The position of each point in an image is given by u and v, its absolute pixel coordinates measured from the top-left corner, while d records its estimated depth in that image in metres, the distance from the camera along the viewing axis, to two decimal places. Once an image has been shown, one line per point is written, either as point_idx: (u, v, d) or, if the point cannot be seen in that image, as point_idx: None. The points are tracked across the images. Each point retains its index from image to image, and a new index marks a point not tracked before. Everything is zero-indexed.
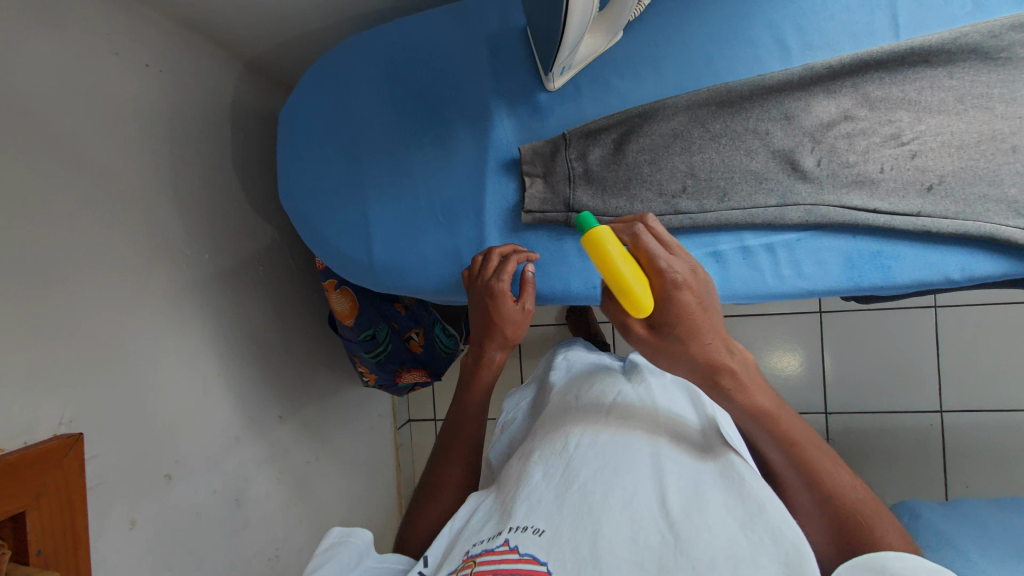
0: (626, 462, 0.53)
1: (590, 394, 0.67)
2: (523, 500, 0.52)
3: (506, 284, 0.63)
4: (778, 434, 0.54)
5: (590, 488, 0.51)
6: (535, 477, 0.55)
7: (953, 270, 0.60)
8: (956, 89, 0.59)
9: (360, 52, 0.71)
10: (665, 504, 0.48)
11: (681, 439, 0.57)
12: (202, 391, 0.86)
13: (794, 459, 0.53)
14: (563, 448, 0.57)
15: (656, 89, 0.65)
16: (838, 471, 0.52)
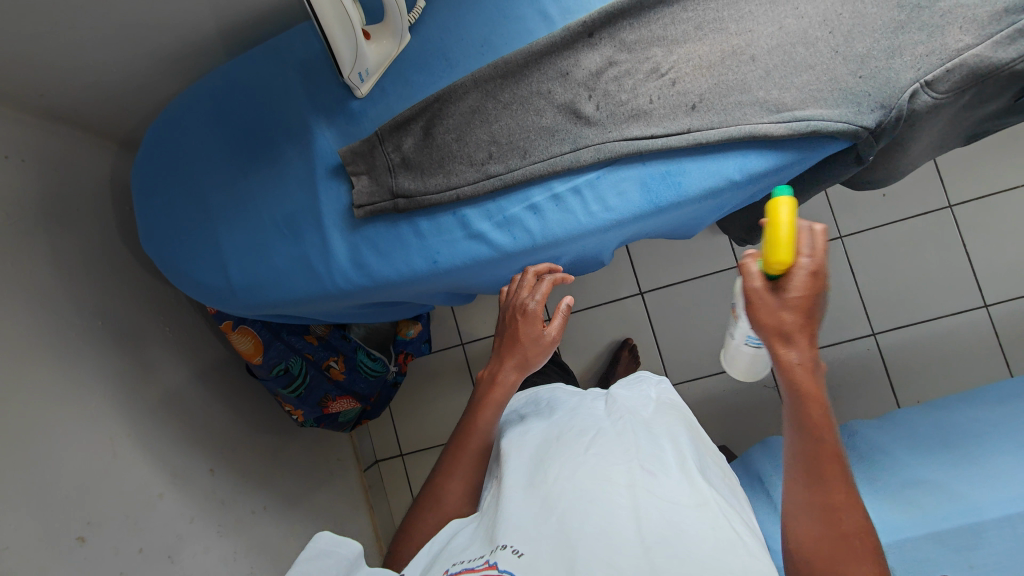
0: (607, 491, 0.57)
1: (572, 433, 0.67)
2: (508, 526, 0.56)
3: (535, 304, 0.72)
4: (800, 419, 0.57)
5: (569, 520, 0.54)
6: (522, 505, 0.59)
7: (734, 173, 0.66)
8: (693, 20, 0.67)
9: (194, 104, 0.79)
10: (641, 531, 0.52)
11: (657, 462, 0.61)
12: (112, 453, 0.88)
13: (805, 451, 0.56)
14: (547, 482, 0.60)
15: (450, 76, 0.72)
16: (836, 481, 0.55)
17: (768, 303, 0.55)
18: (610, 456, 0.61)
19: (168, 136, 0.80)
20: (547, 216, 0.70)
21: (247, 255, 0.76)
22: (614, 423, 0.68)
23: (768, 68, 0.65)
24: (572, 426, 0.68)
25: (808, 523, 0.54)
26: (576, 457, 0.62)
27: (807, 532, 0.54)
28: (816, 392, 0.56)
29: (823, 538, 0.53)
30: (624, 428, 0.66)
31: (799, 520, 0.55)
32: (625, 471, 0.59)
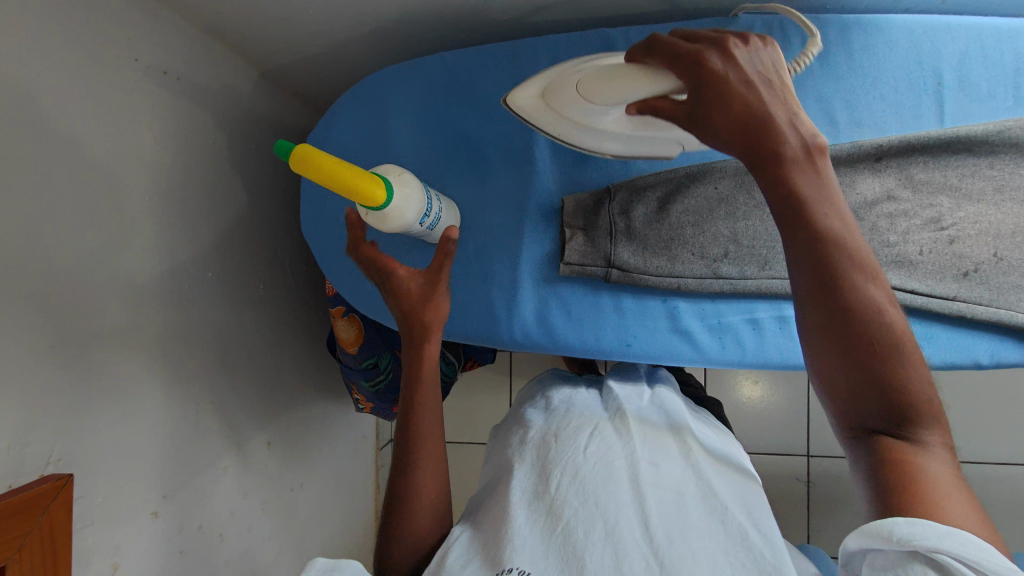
0: (609, 488, 0.52)
1: (568, 424, 0.61)
2: (515, 543, 0.50)
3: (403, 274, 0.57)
4: (829, 287, 0.43)
5: (575, 531, 0.50)
6: (518, 520, 0.52)
7: (982, 355, 0.61)
8: (996, 180, 0.61)
9: (400, 83, 0.69)
10: (648, 530, 0.49)
11: (662, 456, 0.57)
12: (195, 422, 0.80)
13: (839, 326, 0.43)
14: (549, 490, 0.54)
15: (706, 151, 0.65)
16: (873, 299, 0.42)
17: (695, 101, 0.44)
18: (616, 448, 0.57)
19: (361, 107, 0.70)
20: (764, 335, 0.63)
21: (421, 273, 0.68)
22: (615, 416, 0.62)
23: None
24: (569, 415, 0.63)
25: (845, 369, 0.43)
26: (574, 456, 0.56)
27: (840, 381, 0.43)
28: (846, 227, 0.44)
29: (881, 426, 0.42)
30: (625, 424, 0.60)
31: (837, 411, 0.44)
32: (626, 462, 0.55)
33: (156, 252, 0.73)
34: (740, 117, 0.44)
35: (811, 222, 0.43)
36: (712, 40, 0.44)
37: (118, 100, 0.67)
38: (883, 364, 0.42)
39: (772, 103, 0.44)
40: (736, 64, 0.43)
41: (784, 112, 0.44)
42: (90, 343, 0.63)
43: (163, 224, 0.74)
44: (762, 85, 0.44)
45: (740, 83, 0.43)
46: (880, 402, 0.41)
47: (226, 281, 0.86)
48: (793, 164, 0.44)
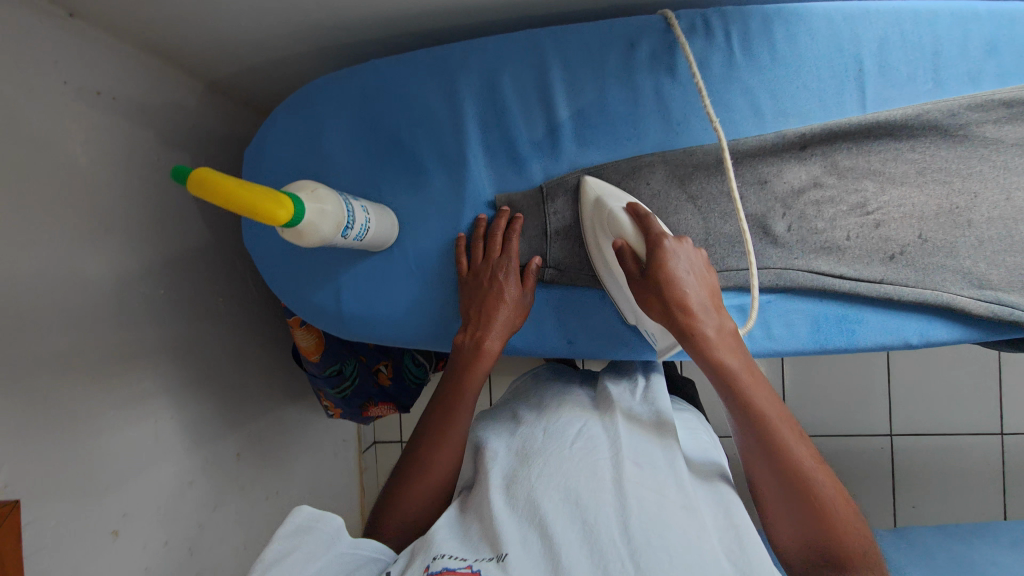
0: (592, 485, 0.54)
1: (556, 420, 0.65)
2: (498, 528, 0.53)
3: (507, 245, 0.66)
4: (768, 443, 0.53)
5: (551, 522, 0.52)
6: (499, 505, 0.55)
7: (912, 335, 0.62)
8: (918, 162, 0.62)
9: (332, 93, 0.69)
10: (626, 528, 0.50)
11: (645, 458, 0.59)
12: (153, 439, 0.80)
13: (779, 474, 0.52)
14: (529, 479, 0.57)
15: (636, 145, 0.65)
16: (801, 451, 0.53)
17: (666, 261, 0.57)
18: (602, 449, 0.59)
19: (295, 119, 0.70)
20: None
21: (364, 280, 0.69)
22: (602, 417, 0.65)
23: (982, 238, 0.61)
24: (558, 412, 0.66)
25: (796, 522, 0.52)
26: (559, 453, 0.59)
27: (791, 529, 0.52)
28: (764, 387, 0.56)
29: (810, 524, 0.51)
30: (612, 424, 0.63)
31: (789, 549, 0.53)
32: (611, 463, 0.57)
33: (101, 272, 0.73)
34: (673, 313, 0.57)
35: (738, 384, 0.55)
36: (659, 245, 0.58)
37: (51, 125, 0.67)
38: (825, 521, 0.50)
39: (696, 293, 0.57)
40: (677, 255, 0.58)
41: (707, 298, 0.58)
42: (32, 369, 0.63)
43: (107, 245, 0.74)
44: (698, 287, 0.57)
45: (676, 277, 0.57)
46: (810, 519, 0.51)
47: (179, 297, 0.86)
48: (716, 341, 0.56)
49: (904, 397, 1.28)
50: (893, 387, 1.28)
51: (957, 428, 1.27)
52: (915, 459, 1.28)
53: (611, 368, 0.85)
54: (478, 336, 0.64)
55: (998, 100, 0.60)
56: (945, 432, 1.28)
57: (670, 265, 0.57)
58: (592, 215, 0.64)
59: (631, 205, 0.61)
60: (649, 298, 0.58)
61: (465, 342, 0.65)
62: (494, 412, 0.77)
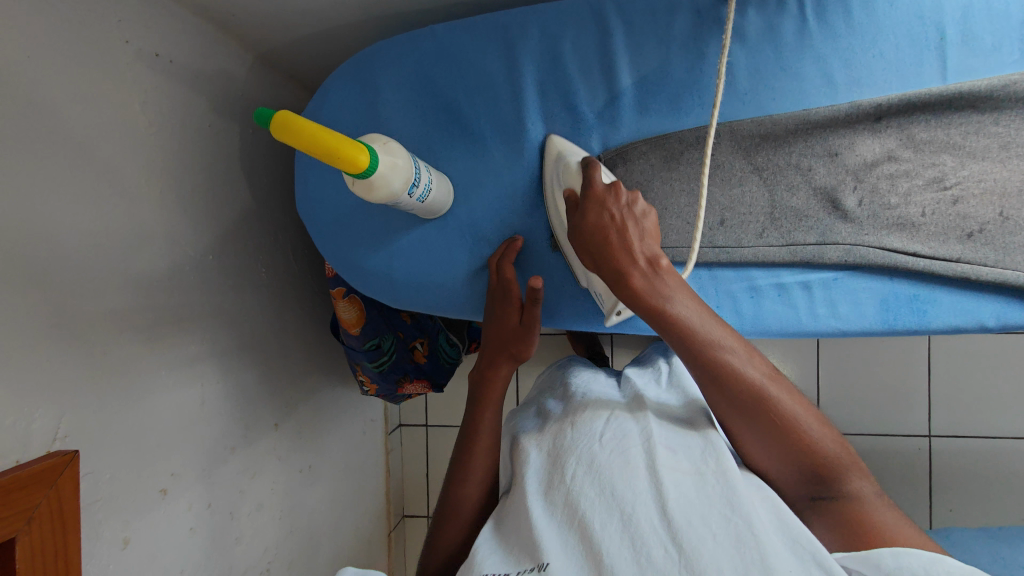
0: (625, 476, 0.53)
1: (583, 415, 0.62)
2: (539, 533, 0.52)
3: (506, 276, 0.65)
4: (721, 384, 0.54)
5: (591, 526, 0.50)
6: (538, 512, 0.54)
7: (988, 318, 0.59)
8: (1001, 137, 0.59)
9: (391, 57, 0.68)
10: (667, 519, 0.49)
11: (679, 443, 0.58)
12: (199, 403, 0.81)
13: (741, 409, 0.53)
14: (565, 481, 0.55)
15: (700, 115, 0.64)
16: (752, 375, 0.53)
17: (597, 215, 0.57)
18: (632, 435, 0.58)
19: (351, 83, 0.69)
20: (765, 301, 0.62)
21: (417, 248, 0.68)
22: (633, 409, 0.63)
23: None
24: (582, 405, 0.64)
25: (772, 449, 0.54)
26: (590, 446, 0.57)
27: (767, 454, 0.55)
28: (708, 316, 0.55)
29: (786, 450, 0.53)
30: (643, 414, 0.61)
31: (772, 472, 0.56)
32: (643, 449, 0.56)
33: (156, 233, 0.73)
34: (609, 263, 0.56)
35: (681, 327, 0.53)
36: (596, 194, 0.57)
37: (113, 85, 0.67)
38: (790, 437, 0.52)
39: (634, 232, 0.56)
40: (609, 199, 0.57)
41: (644, 236, 0.56)
42: (91, 324, 0.64)
43: (161, 207, 0.74)
44: (636, 231, 0.56)
45: (606, 223, 0.56)
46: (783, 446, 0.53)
47: (225, 264, 0.87)
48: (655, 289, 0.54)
49: (950, 396, 1.24)
50: (937, 385, 1.24)
51: (1005, 431, 1.23)
52: (959, 461, 1.24)
53: (636, 362, 0.85)
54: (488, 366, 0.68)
55: None
56: (992, 435, 1.23)
57: (603, 214, 0.56)
58: (555, 167, 0.64)
59: (585, 157, 0.61)
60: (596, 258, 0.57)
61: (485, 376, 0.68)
62: (524, 409, 0.76)
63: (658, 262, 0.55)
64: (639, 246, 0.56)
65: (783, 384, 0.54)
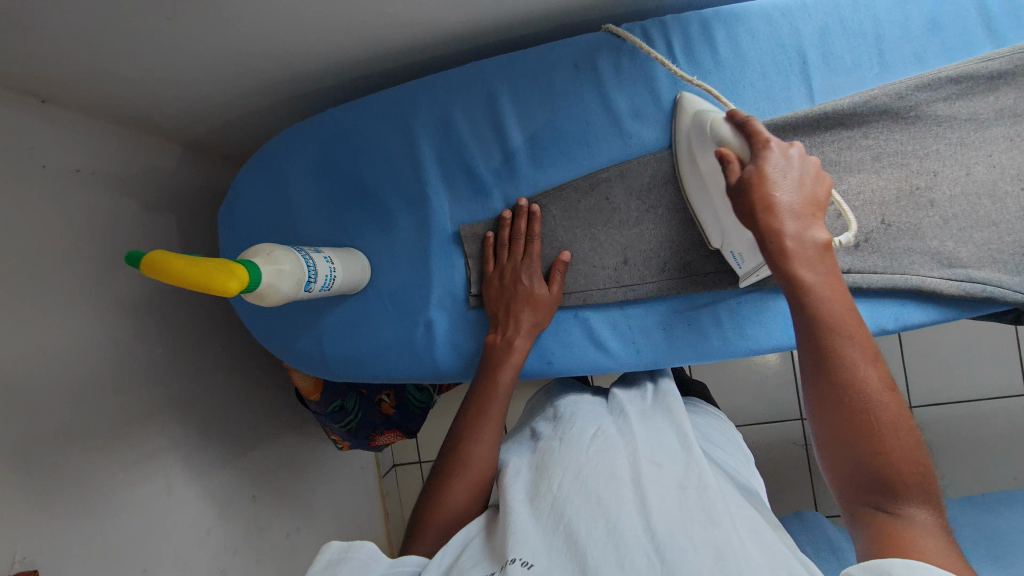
0: (609, 481, 0.52)
1: (572, 429, 0.61)
2: (519, 535, 0.50)
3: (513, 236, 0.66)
4: (829, 360, 0.47)
5: (576, 527, 0.48)
6: (522, 516, 0.52)
7: (886, 321, 0.62)
8: (873, 148, 0.61)
9: (294, 145, 0.71)
10: (649, 524, 0.47)
11: (662, 455, 0.56)
12: (165, 493, 0.83)
13: (831, 391, 0.46)
14: (551, 488, 0.53)
15: (590, 162, 0.66)
16: (871, 376, 0.46)
17: (756, 171, 0.51)
18: (618, 449, 0.56)
19: (261, 173, 0.72)
20: (678, 332, 0.66)
21: (343, 324, 0.70)
22: (616, 422, 0.61)
23: (946, 217, 0.60)
24: (572, 420, 0.62)
25: (841, 442, 0.45)
26: (575, 456, 0.56)
27: (830, 451, 0.46)
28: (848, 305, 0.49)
29: (854, 450, 0.45)
30: (627, 427, 0.60)
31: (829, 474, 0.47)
32: (628, 460, 0.54)
33: (97, 341, 0.76)
34: (756, 216, 0.51)
35: (814, 300, 0.49)
36: (765, 144, 0.51)
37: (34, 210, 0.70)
38: (879, 447, 0.44)
39: (792, 196, 0.50)
40: (772, 155, 0.51)
41: (805, 203, 0.51)
42: (38, 443, 0.66)
43: (100, 314, 0.77)
44: (795, 192, 0.50)
45: (770, 179, 0.50)
46: (856, 441, 0.45)
47: (176, 353, 0.89)
48: (802, 251, 0.50)
49: None
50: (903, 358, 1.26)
51: None
52: None
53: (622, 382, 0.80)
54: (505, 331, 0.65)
55: (945, 77, 0.59)
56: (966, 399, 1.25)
57: (771, 167, 0.50)
58: (689, 134, 0.61)
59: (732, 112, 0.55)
60: (744, 201, 0.51)
61: (497, 342, 0.65)
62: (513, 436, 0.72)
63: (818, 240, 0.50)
64: (802, 213, 0.51)
65: (898, 401, 0.46)
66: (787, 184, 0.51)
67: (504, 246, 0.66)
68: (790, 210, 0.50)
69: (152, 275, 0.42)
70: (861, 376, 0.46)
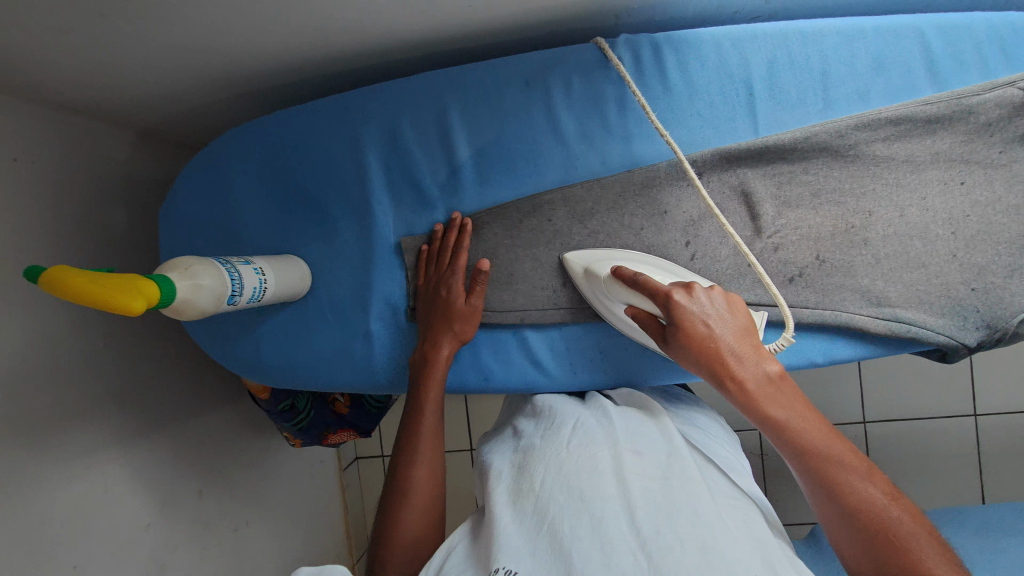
0: (593, 482, 0.50)
1: (551, 422, 0.60)
2: (501, 540, 0.48)
3: (441, 252, 0.66)
4: (826, 483, 0.50)
5: (562, 529, 0.48)
6: (504, 520, 0.50)
7: (817, 355, 0.63)
8: (812, 184, 0.62)
9: (236, 146, 0.69)
10: (635, 522, 0.47)
11: (643, 445, 0.55)
12: (101, 488, 0.82)
13: (838, 509, 0.49)
14: (533, 489, 0.52)
15: (536, 182, 0.66)
16: (869, 493, 0.49)
17: (684, 329, 0.54)
18: (599, 441, 0.55)
19: (203, 174, 0.70)
20: (612, 354, 0.67)
21: (280, 331, 0.69)
22: (596, 412, 0.60)
23: (878, 256, 0.61)
24: (552, 416, 0.60)
25: (862, 553, 0.48)
26: (557, 453, 0.54)
27: (856, 559, 0.49)
28: (814, 429, 0.52)
29: (876, 559, 0.47)
30: (608, 416, 0.59)
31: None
32: (610, 453, 0.53)
33: (30, 334, 0.74)
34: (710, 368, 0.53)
35: (791, 438, 0.51)
36: (671, 299, 0.54)
37: None
38: (897, 556, 0.46)
39: (725, 337, 0.53)
40: (690, 306, 0.54)
41: (742, 338, 0.53)
42: None
43: (34, 307, 0.75)
44: (726, 332, 0.53)
45: (696, 329, 0.53)
46: (875, 552, 0.47)
47: (118, 347, 0.87)
48: (770, 395, 0.52)
49: None
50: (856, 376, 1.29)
51: None
52: None
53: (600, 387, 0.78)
54: (427, 348, 0.64)
55: (884, 118, 0.60)
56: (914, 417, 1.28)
57: (693, 325, 0.53)
58: (590, 286, 0.63)
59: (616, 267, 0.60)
60: (689, 355, 0.54)
61: (417, 360, 0.65)
62: (493, 434, 0.70)
63: (770, 374, 0.52)
64: (745, 356, 0.53)
65: (903, 509, 0.48)
66: (715, 330, 0.53)
67: (432, 262, 0.66)
68: (733, 357, 0.53)
69: (55, 291, 0.41)
70: (855, 497, 0.49)
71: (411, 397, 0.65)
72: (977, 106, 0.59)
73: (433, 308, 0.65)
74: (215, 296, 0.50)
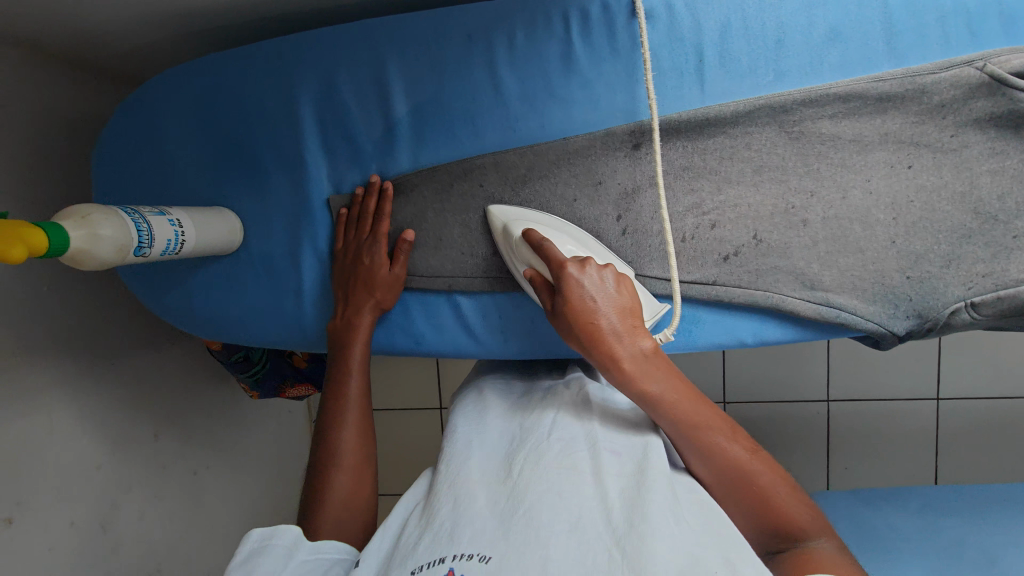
0: (569, 478, 0.48)
1: (529, 418, 0.57)
2: (474, 525, 0.46)
3: (362, 214, 0.64)
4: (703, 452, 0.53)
5: (538, 516, 0.45)
6: (478, 504, 0.48)
7: (745, 335, 0.62)
8: (754, 160, 0.60)
9: (165, 92, 0.67)
10: (609, 515, 0.45)
11: (621, 449, 0.53)
12: (46, 428, 0.83)
13: (720, 475, 0.52)
14: (511, 476, 0.50)
15: (472, 144, 0.63)
16: (732, 450, 0.52)
17: (577, 300, 0.54)
18: (578, 439, 0.53)
19: (132, 119, 0.68)
20: (539, 326, 0.65)
21: (210, 285, 0.69)
22: (574, 405, 0.58)
23: (816, 239, 0.59)
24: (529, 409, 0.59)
25: (738, 511, 0.52)
26: (537, 446, 0.52)
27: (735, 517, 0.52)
28: (687, 396, 0.54)
29: (746, 513, 0.52)
30: (587, 414, 0.57)
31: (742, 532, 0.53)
32: (588, 452, 0.51)
33: None
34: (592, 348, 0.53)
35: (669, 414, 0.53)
36: (564, 273, 0.55)
37: None
38: (762, 500, 0.51)
39: (603, 313, 0.53)
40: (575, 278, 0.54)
41: (617, 307, 0.54)
42: None
43: None
44: (610, 311, 0.54)
45: (585, 303, 0.54)
46: (745, 501, 0.51)
47: (63, 291, 0.87)
48: (641, 369, 0.53)
49: None
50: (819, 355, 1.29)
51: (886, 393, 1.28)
52: None
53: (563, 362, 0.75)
54: (350, 314, 0.64)
55: (834, 94, 0.57)
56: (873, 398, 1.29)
57: (579, 292, 0.53)
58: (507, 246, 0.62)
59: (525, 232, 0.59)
60: (568, 334, 0.55)
61: (338, 325, 0.65)
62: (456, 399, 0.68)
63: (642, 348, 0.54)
64: (626, 331, 0.54)
65: (760, 457, 0.53)
66: (602, 304, 0.54)
67: (351, 224, 0.65)
68: (614, 333, 0.53)
69: None
70: (720, 455, 0.52)
71: (336, 359, 0.64)
72: (931, 85, 0.56)
73: (356, 270, 0.64)
74: (116, 246, 0.49)
